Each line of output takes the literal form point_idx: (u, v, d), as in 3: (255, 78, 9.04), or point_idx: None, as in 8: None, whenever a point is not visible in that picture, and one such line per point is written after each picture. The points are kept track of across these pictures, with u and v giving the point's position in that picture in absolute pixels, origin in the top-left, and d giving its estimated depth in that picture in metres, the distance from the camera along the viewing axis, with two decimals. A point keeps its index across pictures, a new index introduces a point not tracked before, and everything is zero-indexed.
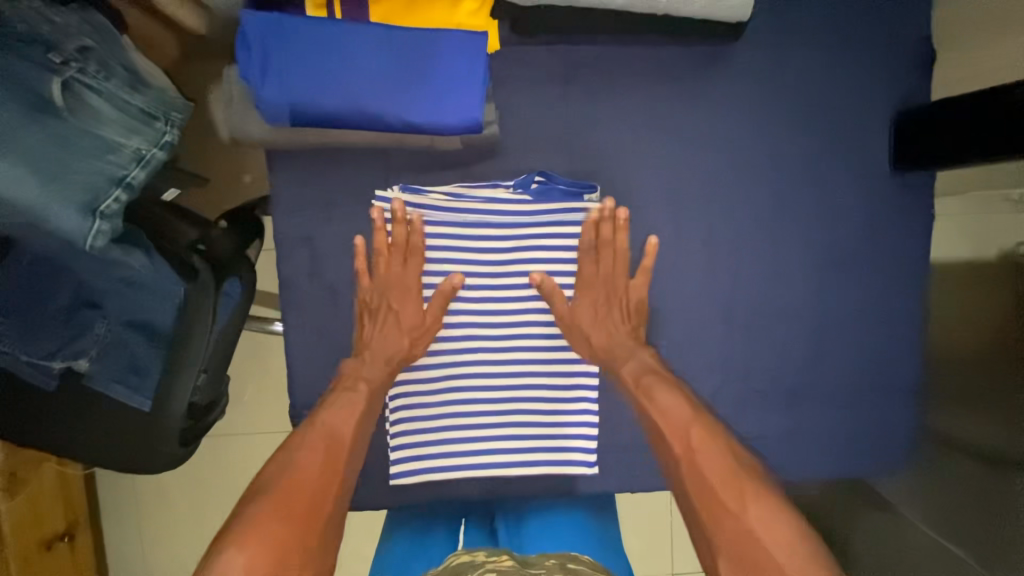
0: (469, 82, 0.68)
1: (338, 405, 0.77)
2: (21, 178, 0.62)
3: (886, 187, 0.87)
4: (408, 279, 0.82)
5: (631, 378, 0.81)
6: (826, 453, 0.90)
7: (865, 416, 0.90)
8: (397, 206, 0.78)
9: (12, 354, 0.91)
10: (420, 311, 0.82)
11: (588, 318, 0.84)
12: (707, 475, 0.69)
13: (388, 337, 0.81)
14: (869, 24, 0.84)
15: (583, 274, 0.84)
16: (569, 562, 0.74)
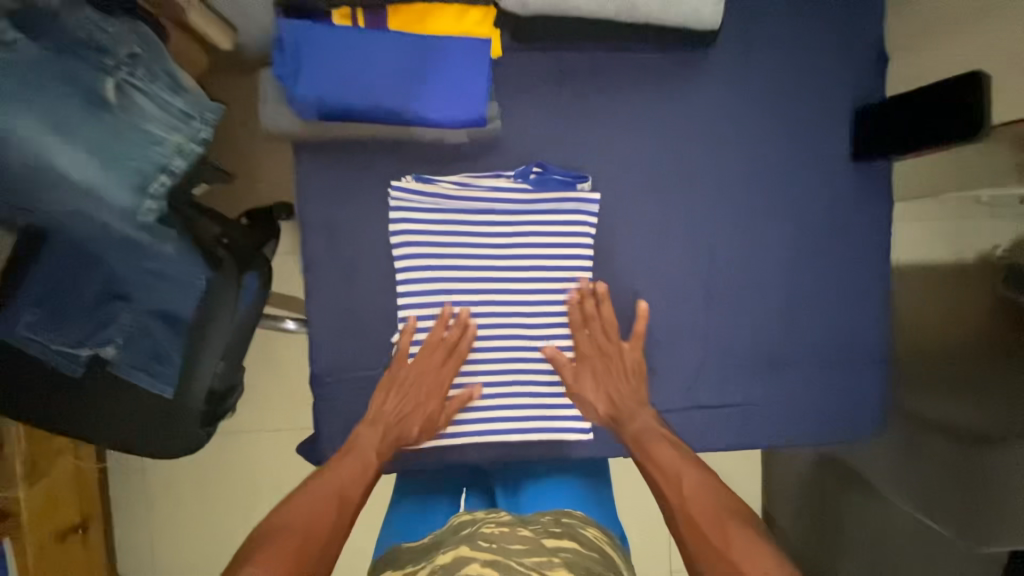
0: (474, 82, 0.76)
1: (347, 466, 0.82)
2: (82, 160, 0.69)
3: (852, 177, 0.95)
4: (439, 380, 0.87)
5: (635, 435, 0.88)
6: (810, 426, 0.95)
7: (845, 389, 0.96)
8: (463, 313, 0.86)
9: (44, 342, 1.02)
10: (438, 408, 0.88)
11: (594, 382, 0.91)
12: (699, 521, 0.77)
13: (406, 418, 0.86)
14: (829, 32, 0.94)
15: (579, 346, 0.91)
16: (562, 518, 0.90)
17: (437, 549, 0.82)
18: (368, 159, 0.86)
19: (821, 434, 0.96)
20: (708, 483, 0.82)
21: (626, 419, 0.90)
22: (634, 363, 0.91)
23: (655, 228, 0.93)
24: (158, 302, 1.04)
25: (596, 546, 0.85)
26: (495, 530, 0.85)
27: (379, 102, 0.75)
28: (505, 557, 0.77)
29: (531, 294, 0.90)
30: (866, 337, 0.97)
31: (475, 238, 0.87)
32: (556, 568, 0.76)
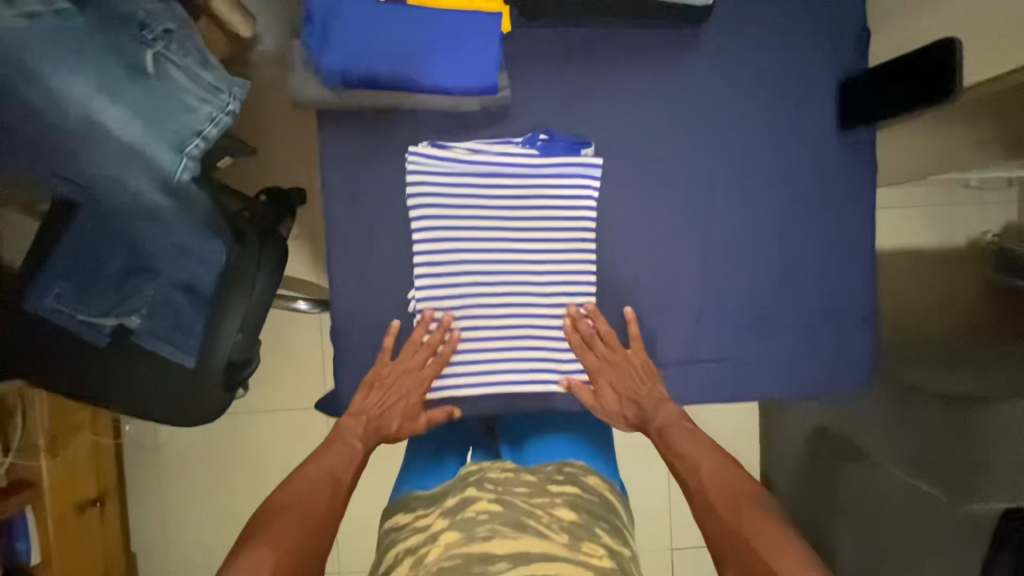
0: (487, 53, 0.82)
1: (334, 454, 0.87)
2: (129, 121, 0.76)
3: (842, 146, 1.01)
4: (420, 381, 0.95)
5: (659, 429, 0.92)
6: (800, 377, 1.02)
7: (833, 345, 1.02)
8: (448, 318, 0.93)
9: (70, 313, 1.08)
10: (418, 405, 0.96)
11: (611, 388, 0.97)
12: (711, 500, 0.78)
13: (390, 413, 0.94)
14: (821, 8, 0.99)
15: (589, 364, 0.97)
16: (564, 467, 1.06)
17: (447, 493, 0.99)
18: (386, 127, 0.92)
19: (811, 386, 1.03)
20: (726, 468, 0.82)
21: (649, 412, 0.95)
22: (638, 364, 0.97)
23: (654, 196, 0.99)
24: (182, 274, 1.09)
25: (596, 492, 1.02)
26: (500, 473, 1.00)
27: (399, 67, 0.80)
28: (508, 494, 0.93)
29: (539, 254, 0.95)
30: (853, 297, 1.03)
31: (486, 200, 0.93)
32: (560, 507, 0.93)
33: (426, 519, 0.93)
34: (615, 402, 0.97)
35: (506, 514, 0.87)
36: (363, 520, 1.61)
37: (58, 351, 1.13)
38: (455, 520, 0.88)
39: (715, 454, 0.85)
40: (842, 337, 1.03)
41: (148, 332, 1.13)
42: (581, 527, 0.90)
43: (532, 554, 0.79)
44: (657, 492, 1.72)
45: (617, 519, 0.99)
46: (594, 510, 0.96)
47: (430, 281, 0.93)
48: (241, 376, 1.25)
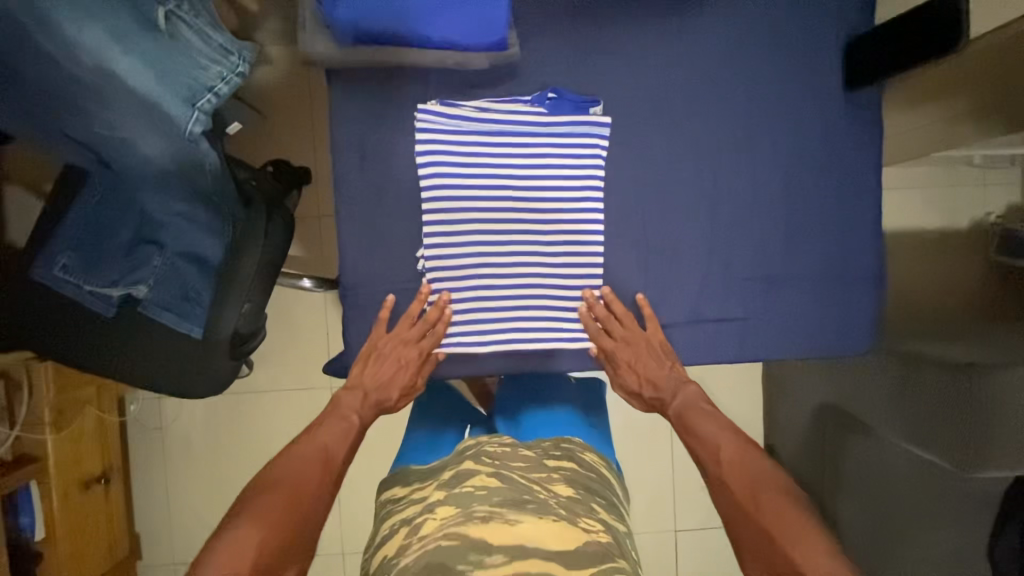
0: (497, 6, 0.80)
1: (331, 428, 0.90)
2: (142, 71, 0.76)
3: (848, 108, 1.01)
4: (410, 354, 0.95)
5: (679, 411, 0.94)
6: (805, 339, 1.03)
7: (837, 307, 1.03)
8: (443, 298, 0.94)
9: (77, 283, 1.07)
10: (413, 374, 0.97)
11: (633, 371, 0.99)
12: (733, 490, 0.78)
13: (387, 386, 0.95)
14: None
15: (606, 348, 0.98)
16: (563, 442, 1.08)
17: (445, 466, 0.99)
18: (395, 87, 0.93)
19: (817, 349, 1.03)
20: (742, 449, 0.83)
21: (668, 394, 0.97)
22: (655, 345, 0.99)
23: (660, 159, 1.00)
24: (188, 246, 1.10)
25: (593, 468, 1.04)
26: (498, 448, 1.01)
27: (408, 19, 0.79)
28: (505, 469, 0.94)
29: (543, 216, 0.95)
30: (858, 259, 1.03)
31: (495, 158, 0.94)
32: (557, 482, 0.94)
33: (422, 491, 0.93)
34: (633, 382, 0.99)
35: (505, 490, 0.87)
36: (365, 498, 1.62)
37: (63, 318, 1.12)
38: (452, 492, 0.88)
39: (732, 437, 0.85)
40: (845, 300, 1.03)
41: (154, 302, 1.13)
42: (576, 501, 0.91)
43: (537, 531, 0.78)
44: (657, 472, 1.72)
45: (613, 495, 1.00)
46: (589, 484, 0.98)
47: (437, 241, 0.94)
48: (246, 349, 1.28)
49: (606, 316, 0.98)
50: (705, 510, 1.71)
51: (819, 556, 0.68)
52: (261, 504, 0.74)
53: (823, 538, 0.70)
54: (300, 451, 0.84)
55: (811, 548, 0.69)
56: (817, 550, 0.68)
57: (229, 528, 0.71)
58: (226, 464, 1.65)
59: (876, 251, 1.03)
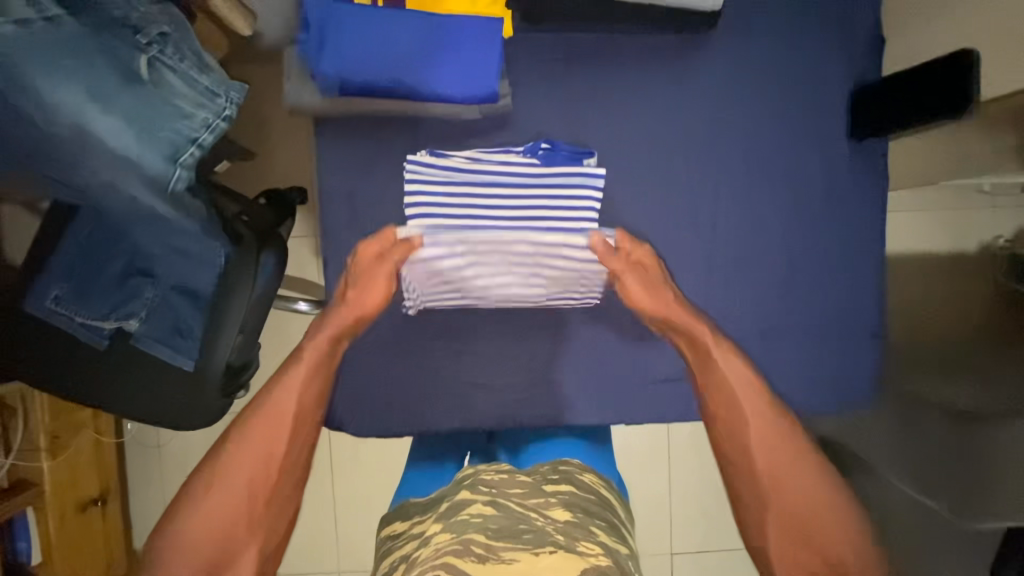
0: (487, 59, 0.77)
1: (287, 377, 0.81)
2: (120, 130, 0.74)
3: (853, 157, 0.98)
4: (374, 249, 0.89)
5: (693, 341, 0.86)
6: (802, 388, 1.01)
7: (836, 357, 1.01)
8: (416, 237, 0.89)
9: (70, 315, 1.08)
10: (378, 264, 0.88)
11: (642, 298, 0.89)
12: (768, 459, 0.74)
13: (361, 297, 0.88)
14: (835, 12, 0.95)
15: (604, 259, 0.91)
16: (561, 465, 0.96)
17: (441, 497, 0.90)
18: (389, 134, 0.92)
19: (815, 399, 1.02)
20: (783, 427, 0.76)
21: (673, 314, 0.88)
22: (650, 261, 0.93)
23: (661, 203, 0.97)
24: (180, 278, 1.09)
25: (593, 489, 0.93)
26: (494, 476, 0.92)
27: (399, 75, 0.76)
28: (503, 496, 0.86)
29: (535, 264, 0.94)
30: (859, 308, 1.01)
31: (491, 208, 0.92)
32: (555, 508, 0.85)
33: (420, 525, 0.87)
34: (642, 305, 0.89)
35: (501, 519, 0.79)
36: (364, 519, 1.62)
37: (59, 353, 1.12)
38: (447, 523, 0.81)
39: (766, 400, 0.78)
40: (845, 350, 1.01)
41: (148, 334, 1.14)
42: (574, 526, 0.83)
43: (536, 569, 0.71)
44: (656, 493, 1.70)
45: (615, 516, 0.91)
46: (588, 507, 0.89)
47: (436, 277, 0.94)
48: (242, 379, 1.25)
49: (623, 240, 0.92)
50: (704, 532, 1.71)
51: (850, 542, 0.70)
52: (214, 487, 0.72)
53: (841, 518, 0.72)
54: (251, 419, 0.76)
55: (832, 531, 0.71)
56: (837, 535, 0.70)
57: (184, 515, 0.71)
58: None
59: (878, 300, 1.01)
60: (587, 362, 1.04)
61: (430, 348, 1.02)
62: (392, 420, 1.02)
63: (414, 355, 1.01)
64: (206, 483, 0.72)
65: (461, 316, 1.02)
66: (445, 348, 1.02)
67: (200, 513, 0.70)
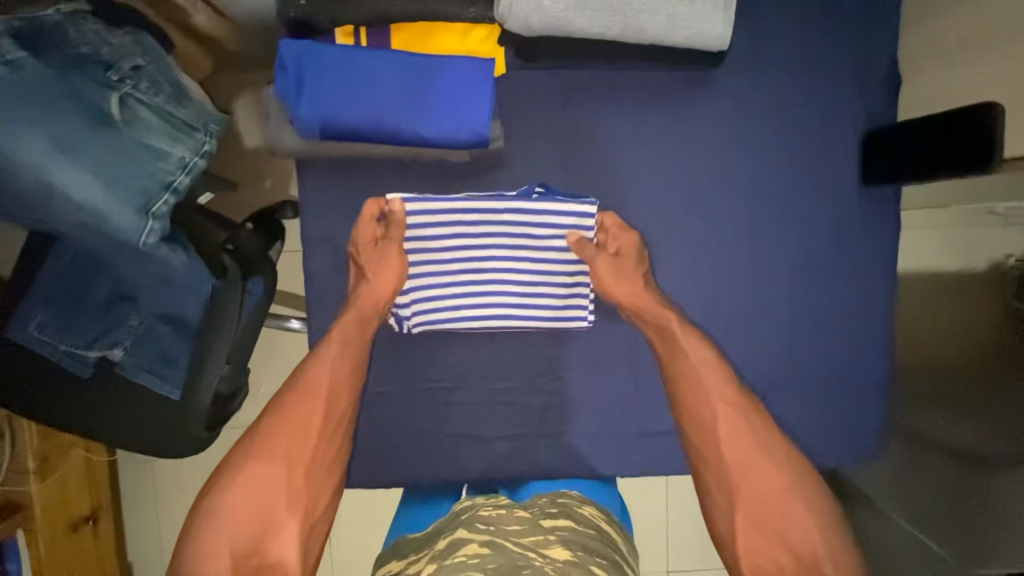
0: (479, 99, 0.74)
1: (321, 357, 0.86)
2: (88, 184, 0.68)
3: (855, 198, 0.97)
4: (371, 232, 0.89)
5: (658, 325, 0.90)
6: (800, 433, 0.99)
7: (831, 399, 1.00)
8: (399, 203, 0.88)
9: (54, 343, 1.03)
10: (379, 246, 0.89)
11: (624, 288, 0.90)
12: (734, 445, 0.78)
13: (377, 276, 0.90)
14: (838, 50, 0.94)
15: (596, 270, 0.91)
16: (559, 497, 0.93)
17: (438, 533, 0.83)
18: (375, 176, 0.92)
19: (813, 444, 1.00)
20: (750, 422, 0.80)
21: (653, 309, 0.90)
22: (633, 251, 0.92)
23: (654, 242, 0.96)
24: (163, 305, 1.06)
25: (593, 524, 0.87)
26: (492, 512, 0.86)
27: (382, 120, 0.75)
28: (501, 537, 0.78)
29: (520, 306, 0.95)
30: (857, 350, 1.00)
31: (486, 247, 0.93)
32: (553, 544, 0.77)
33: (411, 567, 0.77)
34: (624, 296, 0.90)
35: (501, 558, 0.71)
36: None
37: (40, 388, 1.06)
38: (441, 565, 0.73)
39: (731, 388, 0.83)
40: (842, 392, 0.99)
41: (133, 364, 1.08)
42: (573, 565, 0.74)
43: None
44: None
45: (615, 553, 0.84)
46: (592, 545, 0.81)
47: (428, 310, 0.94)
48: (231, 408, 1.16)
49: (604, 233, 0.93)
50: None
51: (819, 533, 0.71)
52: (257, 462, 0.76)
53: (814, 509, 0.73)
54: (289, 393, 0.82)
55: (804, 525, 0.71)
56: (811, 527, 0.71)
57: (225, 489, 0.73)
58: None
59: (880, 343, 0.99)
60: (586, 408, 1.00)
61: (422, 398, 0.97)
62: (375, 472, 0.97)
63: (399, 407, 0.97)
64: (242, 455, 0.76)
65: (449, 363, 0.98)
66: (429, 402, 0.98)
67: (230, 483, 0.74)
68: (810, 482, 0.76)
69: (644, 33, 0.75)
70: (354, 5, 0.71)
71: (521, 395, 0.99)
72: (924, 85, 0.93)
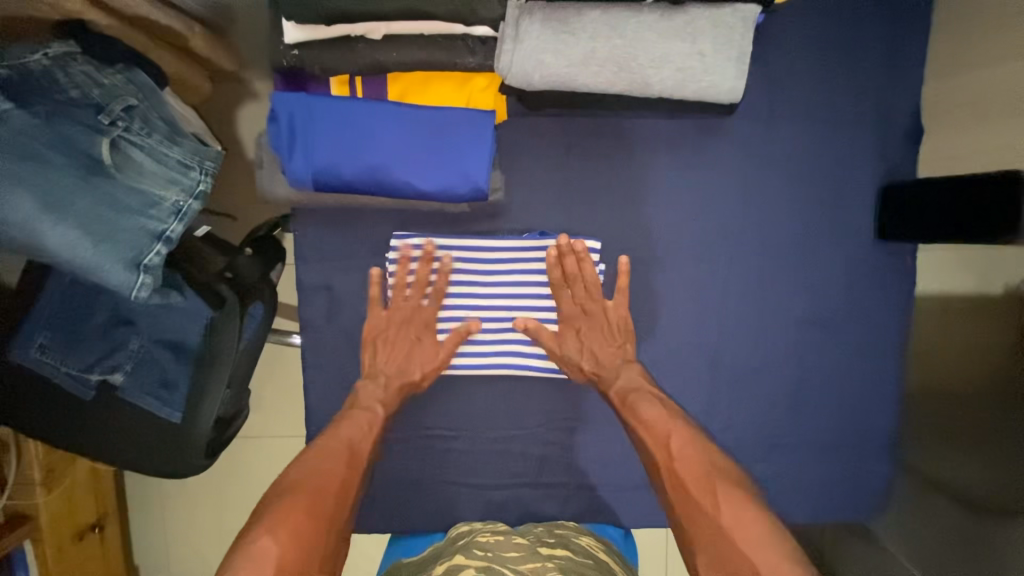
0: (478, 151, 0.77)
1: (353, 421, 0.86)
2: (77, 241, 0.67)
3: (860, 245, 0.96)
4: (427, 316, 0.92)
5: (621, 392, 0.88)
6: (795, 471, 1.00)
7: (826, 438, 1.00)
8: (446, 263, 0.90)
9: (53, 365, 0.95)
10: (434, 347, 0.93)
11: (578, 341, 0.92)
12: (687, 479, 0.76)
13: (409, 348, 0.92)
14: (851, 99, 0.92)
15: (562, 312, 0.92)
16: (557, 528, 0.92)
17: (438, 558, 0.83)
18: (373, 223, 0.92)
19: (807, 482, 1.01)
20: (711, 460, 0.77)
21: (609, 375, 0.91)
22: (608, 324, 0.92)
23: (652, 286, 0.95)
24: (164, 330, 1.01)
25: (590, 554, 0.85)
26: (490, 538, 0.85)
27: (369, 166, 0.76)
28: (498, 563, 0.76)
29: (516, 355, 0.94)
30: (856, 395, 1.00)
31: (485, 295, 0.92)
32: (551, 572, 0.74)
33: None
34: (586, 364, 0.92)
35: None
36: None
37: (27, 409, 0.95)
38: None
39: (692, 444, 0.80)
40: (836, 433, 1.00)
41: (133, 387, 0.99)
42: None
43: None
44: None
45: None
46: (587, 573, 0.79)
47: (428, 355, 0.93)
48: (228, 435, 1.05)
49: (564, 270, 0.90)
50: None
51: (780, 561, 0.63)
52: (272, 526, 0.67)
53: (781, 541, 0.66)
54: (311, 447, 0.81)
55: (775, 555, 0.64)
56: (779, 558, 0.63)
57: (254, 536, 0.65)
58: (219, 527, 1.47)
59: (874, 389, 1.00)
60: (590, 456, 0.98)
61: (421, 441, 0.97)
62: (368, 515, 0.97)
63: (399, 451, 0.96)
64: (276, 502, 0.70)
65: (449, 410, 0.97)
66: (429, 447, 0.97)
67: (266, 531, 0.66)
68: (765, 519, 0.68)
69: (651, 87, 0.75)
70: (351, 56, 0.72)
71: (522, 440, 0.98)
72: (931, 144, 0.93)
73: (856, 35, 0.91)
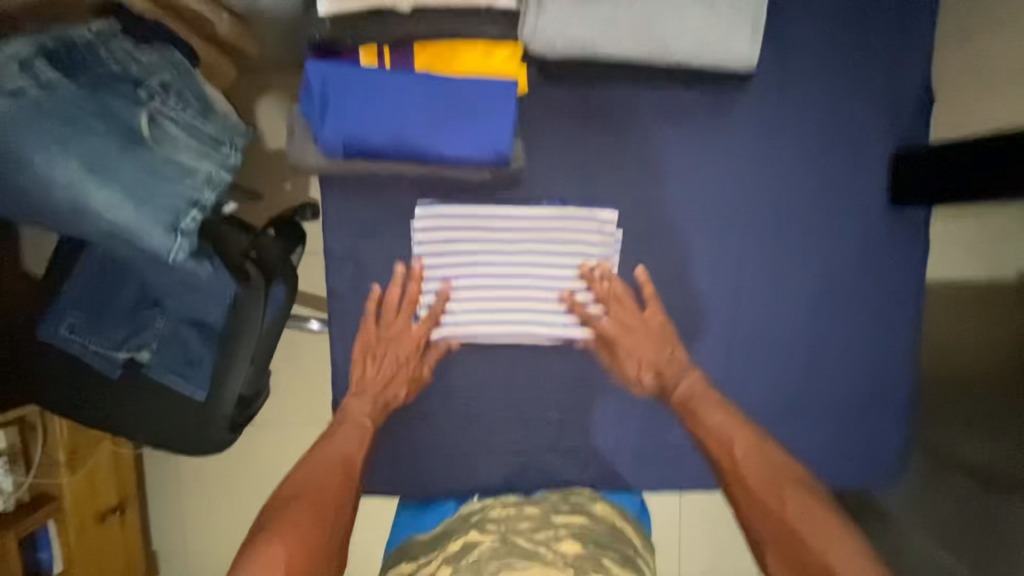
0: (501, 121, 0.80)
1: (345, 435, 0.88)
2: (121, 205, 0.70)
3: (871, 214, 0.98)
4: (417, 337, 0.94)
5: (684, 399, 0.90)
6: (808, 440, 1.02)
7: (839, 407, 1.02)
8: (445, 288, 0.94)
9: (82, 343, 0.97)
10: (420, 363, 0.95)
11: (631, 356, 0.96)
12: (752, 482, 0.78)
13: (393, 367, 0.94)
14: (861, 71, 0.95)
15: (601, 330, 0.96)
16: (572, 495, 0.94)
17: (450, 534, 0.86)
18: (396, 195, 0.95)
19: (819, 451, 1.02)
20: (771, 464, 0.79)
21: (674, 382, 0.92)
22: (654, 331, 0.94)
23: (667, 257, 0.97)
24: (189, 309, 1.01)
25: (604, 521, 0.88)
26: (501, 513, 0.88)
27: (397, 134, 0.79)
28: (511, 535, 0.80)
29: (535, 323, 0.96)
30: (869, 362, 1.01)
31: (505, 265, 0.95)
32: (564, 540, 0.79)
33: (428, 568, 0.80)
34: (648, 373, 0.95)
35: (508, 552, 0.76)
36: None
37: (57, 385, 0.98)
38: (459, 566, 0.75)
39: (756, 448, 0.81)
40: (849, 401, 1.02)
41: (158, 364, 1.01)
42: (586, 558, 0.76)
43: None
44: None
45: (628, 547, 0.84)
46: (600, 537, 0.82)
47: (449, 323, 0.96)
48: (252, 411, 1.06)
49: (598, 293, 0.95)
50: None
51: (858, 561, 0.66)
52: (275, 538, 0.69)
53: (850, 542, 0.69)
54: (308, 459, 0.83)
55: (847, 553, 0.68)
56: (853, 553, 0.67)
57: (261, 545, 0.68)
58: (236, 506, 1.49)
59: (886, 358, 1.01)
60: (607, 424, 1.00)
61: (442, 408, 0.99)
62: (390, 481, 0.99)
63: (420, 418, 0.99)
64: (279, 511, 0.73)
65: (469, 378, 0.99)
66: (449, 414, 0.99)
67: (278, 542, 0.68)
68: (835, 517, 0.72)
69: (669, 53, 0.79)
70: (382, 26, 0.76)
71: (541, 408, 1.00)
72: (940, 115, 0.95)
73: (867, 8, 0.93)
